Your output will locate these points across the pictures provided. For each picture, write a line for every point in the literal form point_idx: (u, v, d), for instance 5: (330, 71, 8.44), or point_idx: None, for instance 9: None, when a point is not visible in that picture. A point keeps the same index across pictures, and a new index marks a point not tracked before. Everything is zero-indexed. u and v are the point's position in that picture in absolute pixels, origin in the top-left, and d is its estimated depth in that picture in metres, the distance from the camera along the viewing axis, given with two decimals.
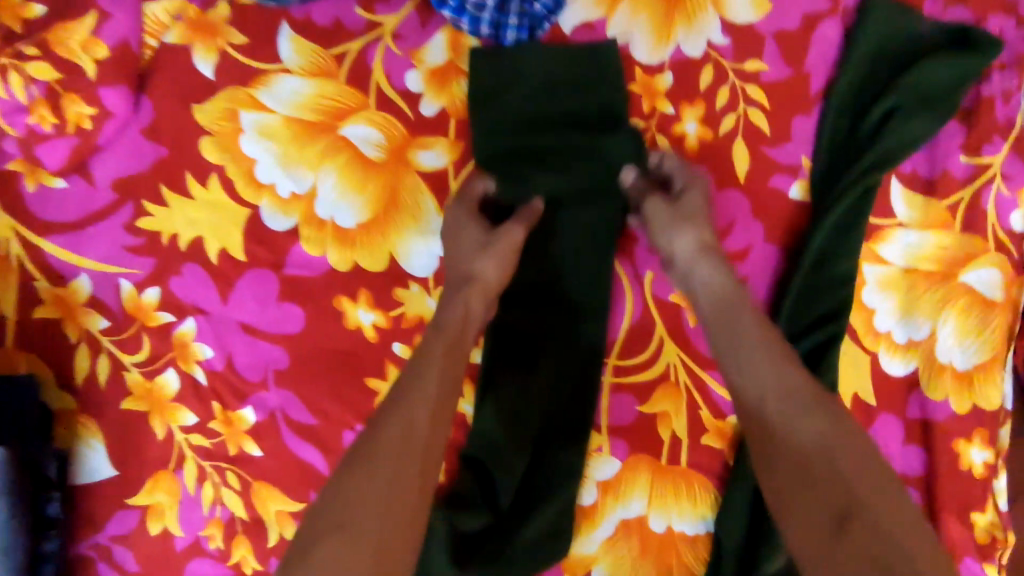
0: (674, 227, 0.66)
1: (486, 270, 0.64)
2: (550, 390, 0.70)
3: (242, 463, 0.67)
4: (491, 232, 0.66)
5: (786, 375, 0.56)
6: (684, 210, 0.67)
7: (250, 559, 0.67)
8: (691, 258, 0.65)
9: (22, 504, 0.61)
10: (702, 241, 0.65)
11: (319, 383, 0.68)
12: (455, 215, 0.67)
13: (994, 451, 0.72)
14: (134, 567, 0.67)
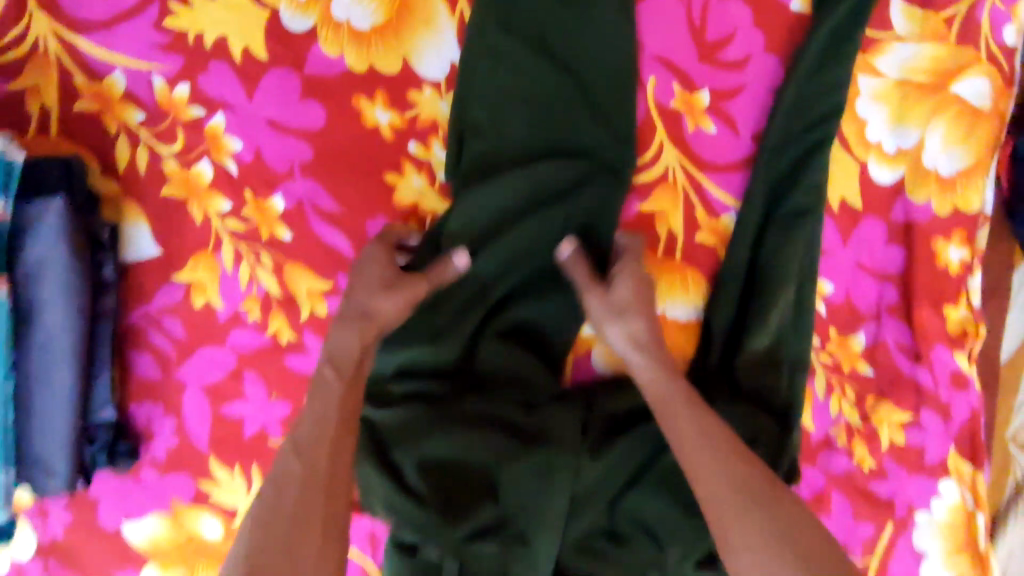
0: (610, 323, 0.67)
1: (368, 333, 0.65)
2: (548, 175, 0.73)
3: (274, 246, 0.73)
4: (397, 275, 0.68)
5: (698, 415, 0.60)
6: (617, 303, 0.68)
7: (286, 331, 0.74)
8: (625, 342, 0.66)
9: (84, 257, 0.65)
10: (653, 320, 0.66)
11: (341, 176, 0.73)
12: (371, 252, 0.69)
13: (971, 250, 0.77)
14: (183, 335, 0.73)
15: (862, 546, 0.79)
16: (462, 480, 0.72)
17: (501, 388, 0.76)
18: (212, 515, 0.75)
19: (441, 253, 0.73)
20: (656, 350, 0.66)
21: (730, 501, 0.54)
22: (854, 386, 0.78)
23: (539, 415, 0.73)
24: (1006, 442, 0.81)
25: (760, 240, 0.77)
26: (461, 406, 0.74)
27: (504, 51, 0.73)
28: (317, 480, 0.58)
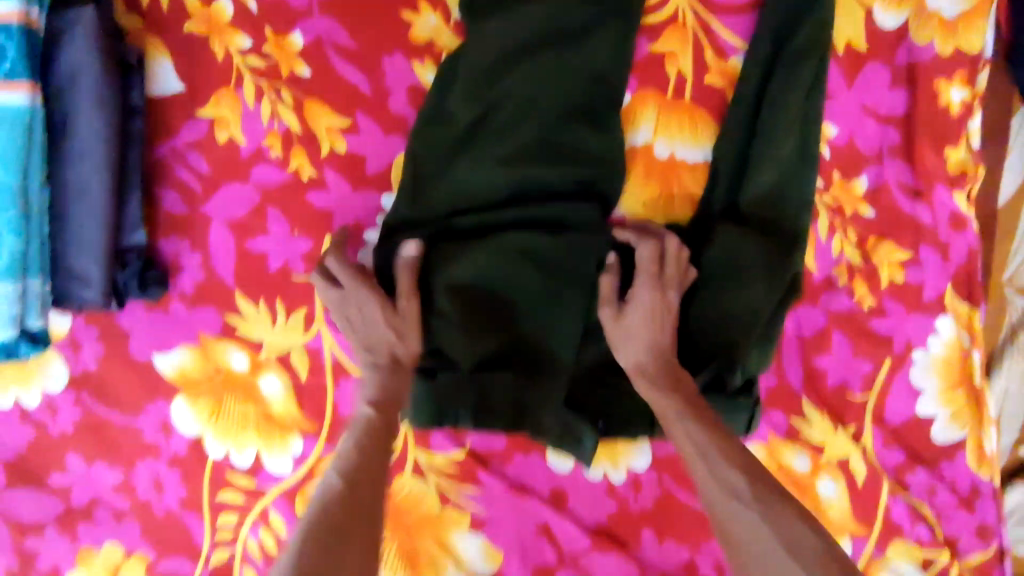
0: (619, 348, 0.71)
1: (406, 350, 0.70)
2: (553, 9, 0.75)
3: (294, 83, 0.75)
4: (394, 310, 0.70)
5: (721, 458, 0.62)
6: (627, 325, 0.71)
7: (307, 168, 0.76)
8: (633, 367, 0.70)
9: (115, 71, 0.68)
10: (654, 349, 0.70)
11: (360, 13, 0.75)
12: (365, 297, 0.69)
13: (972, 92, 0.79)
14: (207, 170, 0.75)
15: (860, 382, 0.82)
16: (481, 304, 0.75)
17: (527, 229, 0.75)
18: (238, 349, 0.78)
19: (456, 94, 0.74)
20: (661, 362, 0.70)
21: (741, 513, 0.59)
22: (855, 229, 0.81)
23: (553, 240, 0.74)
24: (1002, 285, 0.84)
25: (766, 77, 0.78)
26: (477, 231, 0.75)
27: None
28: (358, 482, 0.61)
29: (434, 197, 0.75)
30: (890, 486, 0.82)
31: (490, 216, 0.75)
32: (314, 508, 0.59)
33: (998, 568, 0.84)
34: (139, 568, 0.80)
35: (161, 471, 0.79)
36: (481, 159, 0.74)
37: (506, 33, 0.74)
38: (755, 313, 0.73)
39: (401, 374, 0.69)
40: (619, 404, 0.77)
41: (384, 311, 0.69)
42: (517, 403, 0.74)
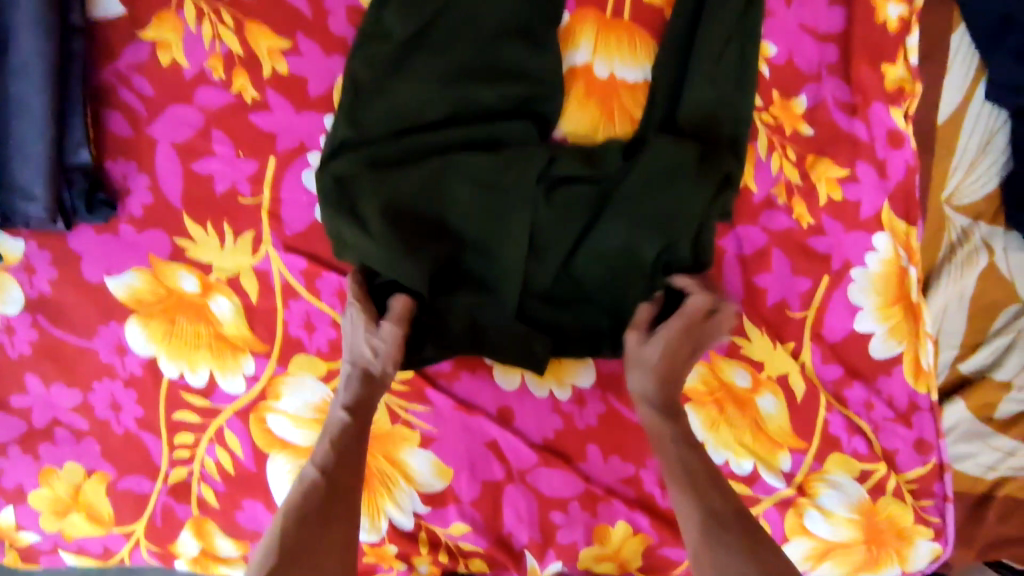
0: (633, 370, 0.74)
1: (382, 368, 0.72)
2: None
3: (235, 5, 0.77)
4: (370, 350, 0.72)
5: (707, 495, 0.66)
6: (644, 355, 0.74)
7: (250, 90, 0.77)
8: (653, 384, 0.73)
9: None
10: (663, 381, 0.73)
11: None
12: (354, 314, 0.74)
13: (909, 9, 0.83)
14: (151, 93, 0.77)
15: (799, 300, 0.84)
16: (429, 220, 0.77)
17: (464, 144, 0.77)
18: (189, 272, 0.79)
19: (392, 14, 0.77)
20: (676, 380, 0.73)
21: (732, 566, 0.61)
22: (794, 147, 0.83)
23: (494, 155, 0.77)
24: (941, 203, 0.85)
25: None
26: (421, 145, 0.77)
27: None
28: (331, 490, 0.65)
29: (373, 113, 0.76)
30: (827, 399, 0.85)
31: (434, 132, 0.77)
32: (291, 516, 0.64)
33: (935, 482, 0.87)
34: (100, 487, 0.82)
35: (117, 392, 0.81)
36: (424, 75, 0.77)
37: None
38: (688, 214, 0.77)
39: (372, 388, 0.72)
40: (573, 314, 0.80)
41: (365, 327, 0.73)
42: (478, 315, 0.78)
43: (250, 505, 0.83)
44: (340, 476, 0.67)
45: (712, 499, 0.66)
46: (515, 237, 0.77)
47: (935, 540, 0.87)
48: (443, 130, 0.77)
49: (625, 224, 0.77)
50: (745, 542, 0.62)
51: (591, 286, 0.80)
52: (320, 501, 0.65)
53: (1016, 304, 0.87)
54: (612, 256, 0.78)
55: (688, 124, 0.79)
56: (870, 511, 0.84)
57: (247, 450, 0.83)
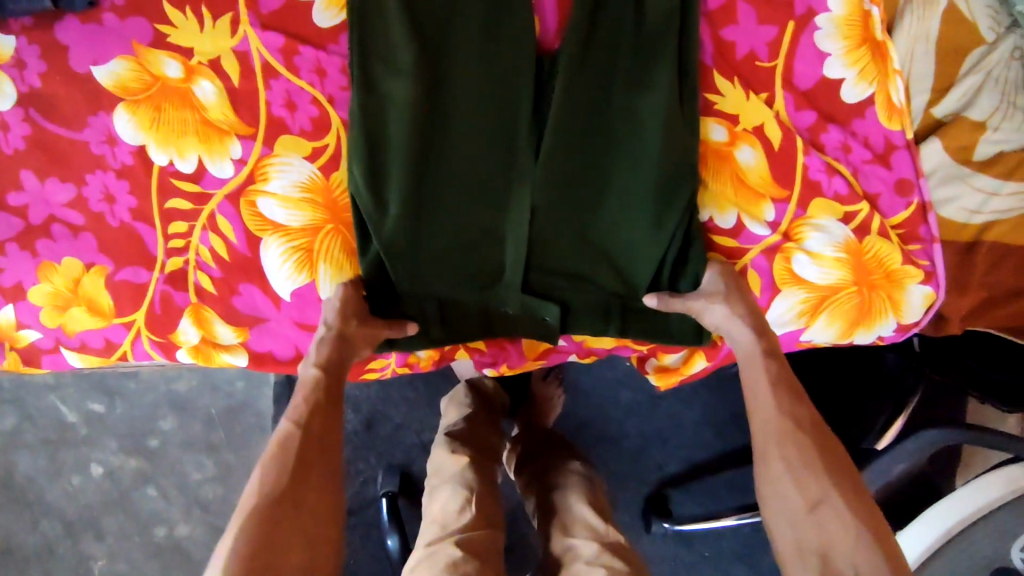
0: (706, 317, 0.82)
1: (339, 354, 0.79)
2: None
3: None
4: (352, 333, 0.80)
5: (794, 416, 0.75)
6: (709, 292, 0.83)
7: None
8: (722, 320, 0.81)
9: None
10: (736, 304, 0.81)
11: None
12: (342, 292, 0.82)
13: None
14: None
15: (768, 50, 0.85)
16: (440, 161, 0.84)
17: (472, 81, 0.83)
18: (172, 58, 0.82)
19: None
20: (750, 318, 0.80)
21: (814, 482, 0.70)
22: None
23: (485, 83, 0.83)
24: None
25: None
26: (422, 81, 0.82)
27: None
28: (310, 436, 0.72)
29: (389, 33, 0.81)
30: (804, 143, 0.86)
31: (437, 59, 0.83)
32: (271, 457, 0.69)
33: (921, 225, 0.87)
34: (98, 280, 0.83)
35: (110, 183, 0.83)
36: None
37: None
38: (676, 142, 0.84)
39: (343, 352, 0.79)
40: (589, 262, 0.87)
41: (358, 306, 0.82)
42: (472, 257, 0.86)
43: (247, 290, 0.84)
44: (325, 444, 0.72)
45: (800, 417, 0.75)
46: (518, 184, 0.84)
47: (927, 283, 0.87)
48: (450, 55, 0.83)
49: (627, 163, 0.85)
50: (824, 461, 0.71)
51: (602, 233, 0.86)
52: (297, 443, 0.70)
53: (981, 46, 0.88)
54: (623, 201, 0.85)
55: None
56: (858, 251, 0.85)
57: (239, 235, 0.83)
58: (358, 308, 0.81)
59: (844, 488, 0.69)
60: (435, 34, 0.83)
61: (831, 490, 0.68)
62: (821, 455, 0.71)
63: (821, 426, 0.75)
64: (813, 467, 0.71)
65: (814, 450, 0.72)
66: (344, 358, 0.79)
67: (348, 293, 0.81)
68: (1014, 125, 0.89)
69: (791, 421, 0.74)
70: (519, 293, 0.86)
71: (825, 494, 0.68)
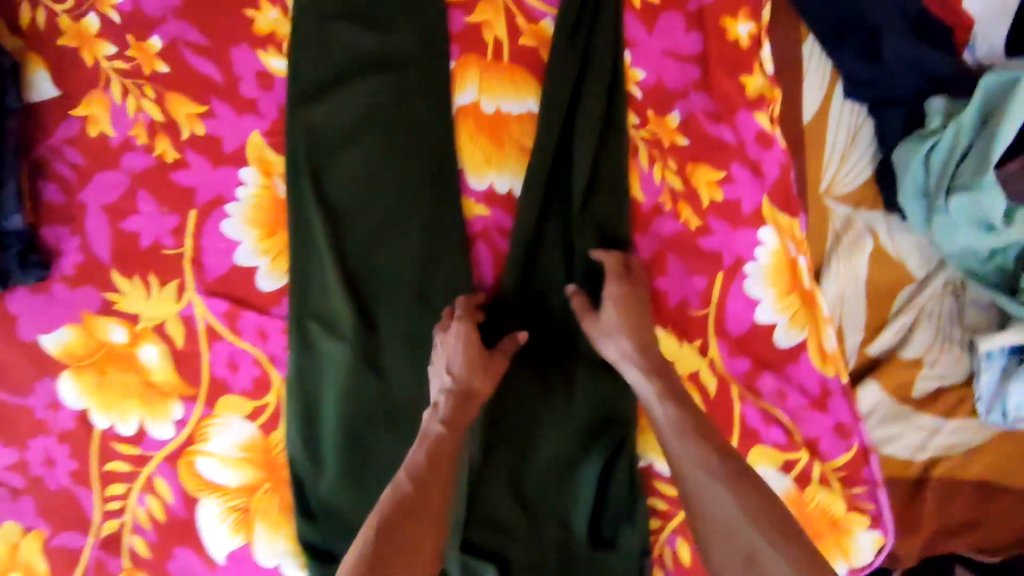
0: (602, 345, 0.79)
1: (462, 414, 0.75)
2: (389, 79, 0.85)
3: (154, 79, 0.85)
4: (480, 367, 0.77)
5: (710, 468, 0.68)
6: (606, 325, 0.79)
7: (170, 151, 0.84)
8: (618, 357, 0.77)
9: None
10: (633, 336, 0.77)
11: (203, 13, 0.86)
12: (457, 331, 0.78)
13: (757, 25, 0.88)
14: (82, 162, 0.84)
15: (699, 297, 0.87)
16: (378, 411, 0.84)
17: (403, 337, 0.85)
18: (118, 324, 0.84)
19: (342, 185, 0.84)
20: (640, 356, 0.76)
21: (739, 536, 0.65)
22: (675, 157, 0.88)
23: (417, 339, 0.85)
24: (821, 196, 0.90)
25: (580, 35, 0.87)
26: (357, 344, 0.83)
27: None
28: (410, 499, 0.69)
29: (321, 297, 0.83)
30: (740, 392, 0.86)
31: (371, 317, 0.84)
32: (375, 521, 0.67)
33: (864, 468, 0.86)
34: (33, 545, 0.83)
35: (52, 447, 0.84)
36: (333, 225, 0.83)
37: (325, 30, 0.85)
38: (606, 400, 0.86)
39: (467, 402, 0.76)
40: (526, 516, 0.85)
41: (470, 351, 0.77)
42: None
43: (181, 552, 0.83)
44: (426, 509, 0.69)
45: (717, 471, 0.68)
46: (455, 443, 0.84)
47: (875, 528, 0.85)
48: (382, 315, 0.84)
49: (559, 411, 0.86)
50: (740, 497, 0.66)
51: (537, 489, 0.85)
52: (402, 508, 0.68)
53: (910, 283, 0.90)
54: (555, 457, 0.85)
55: (556, 222, 0.87)
56: (798, 502, 0.84)
57: (176, 496, 0.83)
58: (473, 343, 0.78)
59: (769, 529, 0.64)
60: (366, 294, 0.84)
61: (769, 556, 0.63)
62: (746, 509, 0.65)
63: (739, 479, 0.67)
64: (738, 522, 0.65)
65: (741, 518, 0.65)
66: (464, 418, 0.75)
67: (464, 332, 0.78)
68: (949, 359, 0.90)
69: (704, 494, 0.67)
70: (459, 552, 0.82)
71: (756, 551, 0.64)
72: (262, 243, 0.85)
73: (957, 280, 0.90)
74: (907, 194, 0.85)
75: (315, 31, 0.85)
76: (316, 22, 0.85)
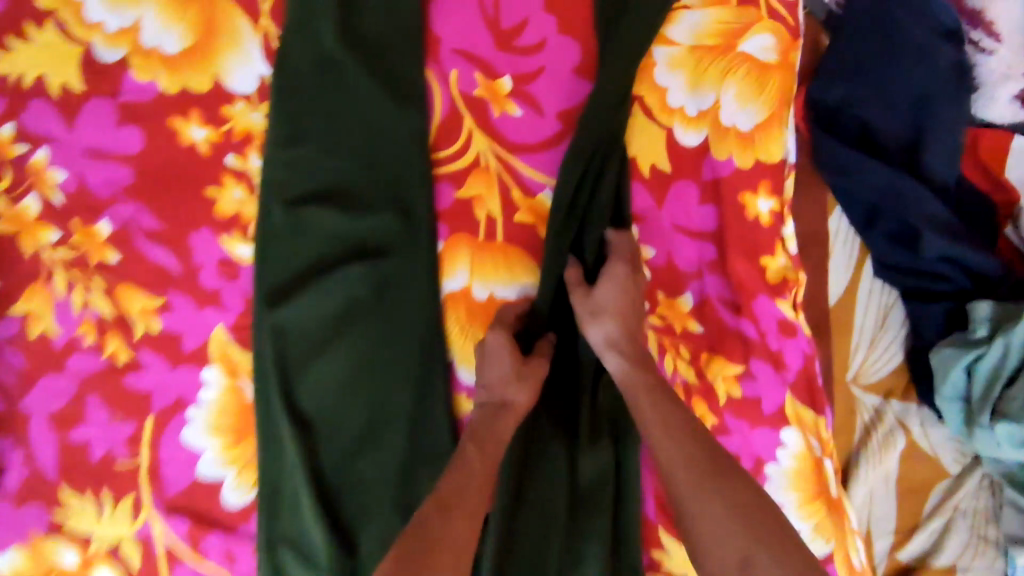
0: (588, 326, 0.72)
1: (493, 432, 0.70)
2: (367, 270, 0.76)
3: (104, 269, 0.76)
4: (520, 370, 0.73)
5: (678, 441, 0.64)
6: (598, 301, 0.72)
7: (123, 352, 0.76)
8: (602, 344, 0.71)
9: None
10: (622, 320, 0.71)
11: (159, 194, 0.76)
12: (494, 339, 0.73)
13: (779, 201, 0.79)
14: (23, 367, 0.76)
15: None
16: None
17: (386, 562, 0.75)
18: (69, 546, 0.74)
19: (321, 389, 0.76)
20: (622, 336, 0.70)
21: (733, 541, 0.58)
22: (687, 346, 0.79)
23: None
24: (847, 385, 0.81)
25: (580, 196, 0.76)
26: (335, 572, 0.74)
27: (335, 61, 0.76)
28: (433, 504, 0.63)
29: (295, 516, 0.75)
30: None
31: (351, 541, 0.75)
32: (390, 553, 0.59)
33: None
34: None
35: None
36: (309, 440, 0.75)
37: (294, 216, 0.75)
38: None
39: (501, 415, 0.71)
40: None
41: (506, 359, 0.72)
42: None
43: None
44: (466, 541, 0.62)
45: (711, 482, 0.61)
46: None
47: None
48: (363, 537, 0.75)
49: None
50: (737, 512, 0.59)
51: None
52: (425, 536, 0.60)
53: (945, 479, 0.82)
54: None
55: (552, 415, 0.80)
56: None
57: None
58: (512, 352, 0.73)
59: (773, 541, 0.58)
60: (344, 510, 0.75)
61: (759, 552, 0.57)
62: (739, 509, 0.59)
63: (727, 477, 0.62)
64: (736, 532, 0.58)
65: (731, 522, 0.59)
66: (492, 442, 0.70)
67: (503, 338, 0.73)
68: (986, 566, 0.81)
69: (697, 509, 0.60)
70: None
71: (750, 549, 0.57)
72: (229, 451, 0.77)
73: (995, 477, 0.82)
74: (945, 398, 0.77)
75: (285, 221, 0.75)
76: (285, 210, 0.75)
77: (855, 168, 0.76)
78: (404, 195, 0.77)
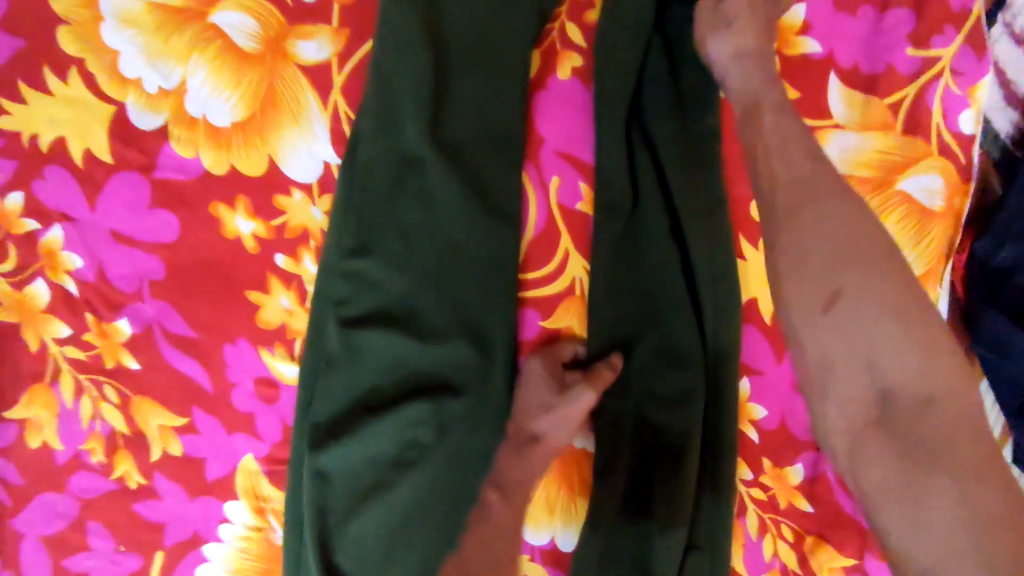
0: (709, 40, 0.61)
1: (516, 479, 0.62)
2: (425, 409, 0.63)
3: (119, 376, 0.64)
4: (560, 391, 0.62)
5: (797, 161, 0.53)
6: (725, 12, 0.60)
7: (134, 475, 0.65)
8: (728, 58, 0.60)
9: None
10: (757, 35, 0.59)
11: (191, 294, 0.64)
12: (533, 368, 0.64)
13: None
14: (18, 481, 0.66)
15: None
16: None
17: None
18: None
19: (359, 551, 0.62)
20: (754, 63, 0.59)
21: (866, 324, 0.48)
22: (790, 526, 0.69)
23: None
24: None
25: (652, 338, 0.67)
26: None
27: (418, 156, 0.63)
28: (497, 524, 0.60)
29: None
30: None
31: None
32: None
33: None
34: None
35: None
36: None
37: (351, 339, 0.62)
38: None
39: (527, 447, 0.62)
40: None
41: (547, 384, 0.63)
42: None
43: None
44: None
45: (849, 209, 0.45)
46: None
47: None
48: None
49: None
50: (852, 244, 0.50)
51: None
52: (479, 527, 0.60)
53: None
54: None
55: None
56: None
57: None
58: (550, 384, 0.63)
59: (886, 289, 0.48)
60: None
61: (893, 333, 0.48)
62: (843, 249, 0.50)
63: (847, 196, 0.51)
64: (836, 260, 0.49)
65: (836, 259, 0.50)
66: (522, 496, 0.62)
67: (543, 368, 0.64)
68: None
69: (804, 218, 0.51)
70: None
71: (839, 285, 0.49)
72: None
73: None
74: None
75: (340, 345, 0.62)
76: (340, 333, 0.62)
77: (1012, 346, 0.65)
78: (482, 323, 0.64)
